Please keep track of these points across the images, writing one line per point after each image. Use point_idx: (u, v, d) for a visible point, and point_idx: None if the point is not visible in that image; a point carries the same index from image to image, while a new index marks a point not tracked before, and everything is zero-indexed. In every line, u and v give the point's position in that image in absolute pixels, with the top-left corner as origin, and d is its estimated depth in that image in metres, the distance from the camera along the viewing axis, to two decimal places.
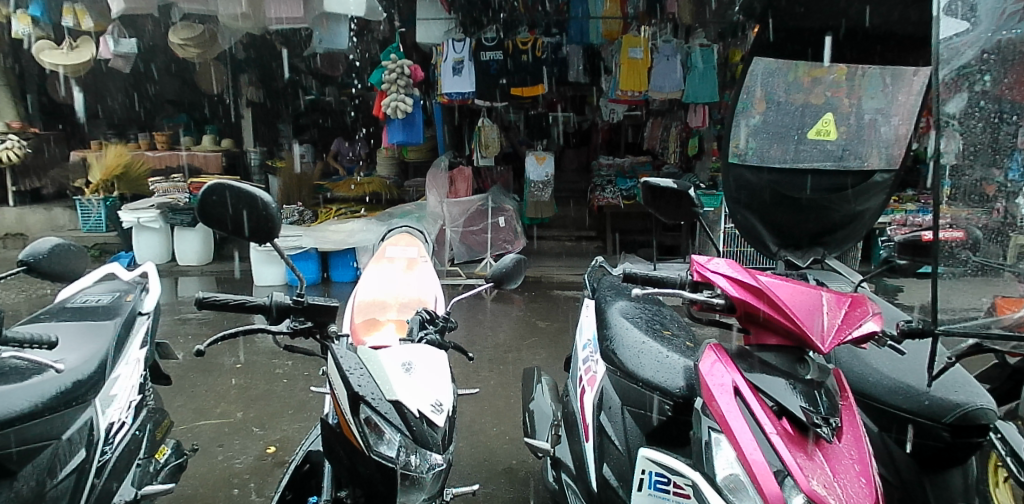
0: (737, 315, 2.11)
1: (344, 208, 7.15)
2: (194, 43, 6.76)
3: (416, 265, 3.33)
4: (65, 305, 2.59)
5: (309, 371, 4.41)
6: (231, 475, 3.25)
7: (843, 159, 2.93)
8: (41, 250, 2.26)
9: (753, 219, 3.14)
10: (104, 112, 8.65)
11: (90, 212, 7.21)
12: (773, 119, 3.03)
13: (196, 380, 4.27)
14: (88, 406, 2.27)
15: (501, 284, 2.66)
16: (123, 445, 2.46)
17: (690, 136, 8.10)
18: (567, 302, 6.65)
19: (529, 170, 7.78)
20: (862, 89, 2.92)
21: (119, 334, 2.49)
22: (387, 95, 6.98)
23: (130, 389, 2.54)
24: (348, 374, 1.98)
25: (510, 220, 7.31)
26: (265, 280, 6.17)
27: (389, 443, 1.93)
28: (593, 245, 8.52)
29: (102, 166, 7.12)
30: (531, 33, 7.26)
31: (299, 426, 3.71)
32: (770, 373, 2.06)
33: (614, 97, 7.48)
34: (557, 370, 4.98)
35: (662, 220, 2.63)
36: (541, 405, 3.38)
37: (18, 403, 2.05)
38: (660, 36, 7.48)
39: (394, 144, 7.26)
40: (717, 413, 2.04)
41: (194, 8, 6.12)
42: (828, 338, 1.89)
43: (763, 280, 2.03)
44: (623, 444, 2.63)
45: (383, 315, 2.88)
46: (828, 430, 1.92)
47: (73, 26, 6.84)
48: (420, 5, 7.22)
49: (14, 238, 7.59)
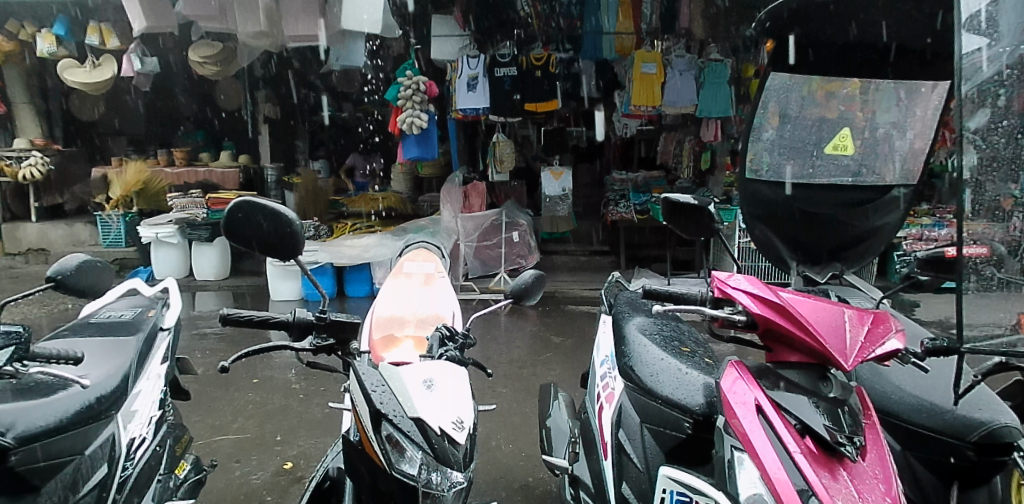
0: (759, 331, 2.09)
1: (359, 223, 7.15)
2: (213, 61, 6.83)
3: (434, 280, 3.34)
4: (88, 321, 2.62)
5: (325, 386, 4.42)
6: (248, 491, 3.25)
7: (860, 175, 2.94)
8: (69, 266, 2.18)
9: (770, 234, 3.07)
10: (125, 129, 8.76)
11: (110, 227, 7.25)
12: (789, 133, 3.03)
13: (213, 396, 4.28)
14: (110, 422, 2.28)
15: (520, 300, 2.65)
16: (144, 461, 2.45)
17: (703, 151, 8.12)
18: (582, 317, 6.62)
19: (544, 185, 7.80)
20: (877, 104, 2.89)
21: (141, 350, 2.50)
22: (403, 111, 7.02)
23: (152, 404, 2.55)
24: (370, 392, 1.97)
25: (524, 235, 7.29)
26: (281, 295, 6.19)
27: (411, 460, 1.92)
28: (607, 260, 8.50)
29: (122, 182, 7.19)
30: (545, 50, 7.29)
31: (315, 442, 3.71)
32: (793, 390, 2.04)
33: (627, 111, 7.48)
34: (574, 386, 4.97)
35: (681, 236, 2.62)
36: (558, 421, 3.34)
37: (42, 419, 2.08)
38: (674, 51, 7.48)
39: (409, 159, 7.29)
40: (739, 431, 2.01)
41: (214, 26, 6.20)
42: (851, 355, 1.87)
43: (784, 296, 2.03)
44: (643, 462, 2.62)
45: (401, 331, 2.91)
46: (853, 449, 1.90)
47: (97, 44, 6.86)
48: (435, 22, 7.29)
49: (36, 253, 7.68)
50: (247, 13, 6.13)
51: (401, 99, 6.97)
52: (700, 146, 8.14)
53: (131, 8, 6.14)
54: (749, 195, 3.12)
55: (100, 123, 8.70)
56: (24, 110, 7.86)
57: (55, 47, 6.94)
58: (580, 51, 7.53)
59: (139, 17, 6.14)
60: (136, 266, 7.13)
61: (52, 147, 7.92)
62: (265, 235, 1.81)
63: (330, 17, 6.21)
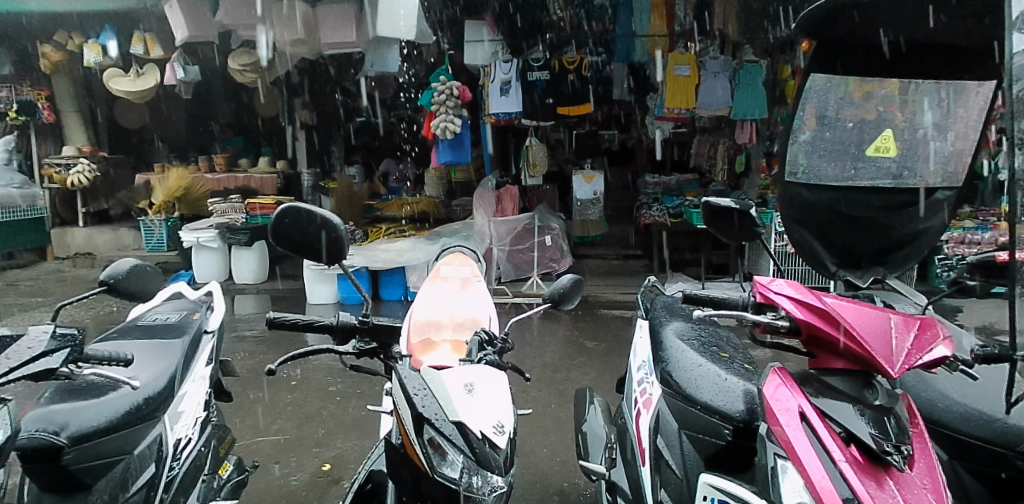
0: (802, 338, 2.05)
1: (393, 227, 7.19)
2: (252, 68, 6.95)
3: (470, 284, 3.35)
4: (135, 323, 2.68)
5: (362, 389, 4.47)
6: (288, 492, 3.29)
7: (900, 177, 2.87)
8: (121, 270, 2.23)
9: (809, 237, 3.04)
10: (167, 136, 8.98)
11: (153, 232, 7.56)
12: (826, 136, 2.92)
13: (254, 397, 4.35)
14: (157, 422, 2.33)
15: (559, 304, 2.64)
16: (189, 461, 2.51)
17: (738, 153, 8.02)
18: (615, 322, 6.57)
19: (575, 189, 7.76)
20: (918, 104, 2.77)
21: (186, 352, 2.55)
22: (437, 116, 7.07)
23: (197, 405, 2.60)
24: (413, 395, 2.00)
25: (557, 238, 7.27)
26: (317, 298, 6.27)
27: (451, 464, 1.93)
28: (640, 264, 8.44)
29: (164, 188, 7.37)
30: (578, 53, 7.25)
31: (353, 444, 3.75)
32: (836, 397, 1.98)
33: (661, 114, 7.43)
34: (609, 390, 4.94)
35: (724, 241, 2.59)
36: (594, 426, 3.30)
37: (94, 419, 2.14)
38: (708, 53, 7.40)
39: (443, 164, 7.34)
40: (782, 439, 1.98)
41: (253, 35, 6.32)
42: (897, 362, 1.83)
43: (828, 301, 1.98)
44: (682, 470, 2.57)
45: (437, 335, 2.93)
46: (901, 458, 1.83)
47: (141, 54, 7.03)
48: (467, 28, 7.21)
49: (83, 257, 7.92)
50: (285, 21, 6.24)
51: (435, 104, 7.02)
52: (734, 149, 8.05)
53: (174, 18, 6.28)
54: (787, 198, 3.05)
55: (143, 131, 8.93)
56: (72, 118, 8.11)
57: (101, 57, 7.14)
58: (612, 55, 7.49)
59: (181, 26, 6.29)
60: (178, 270, 7.29)
61: (98, 154, 8.16)
62: (308, 239, 1.84)
63: (365, 25, 6.29)
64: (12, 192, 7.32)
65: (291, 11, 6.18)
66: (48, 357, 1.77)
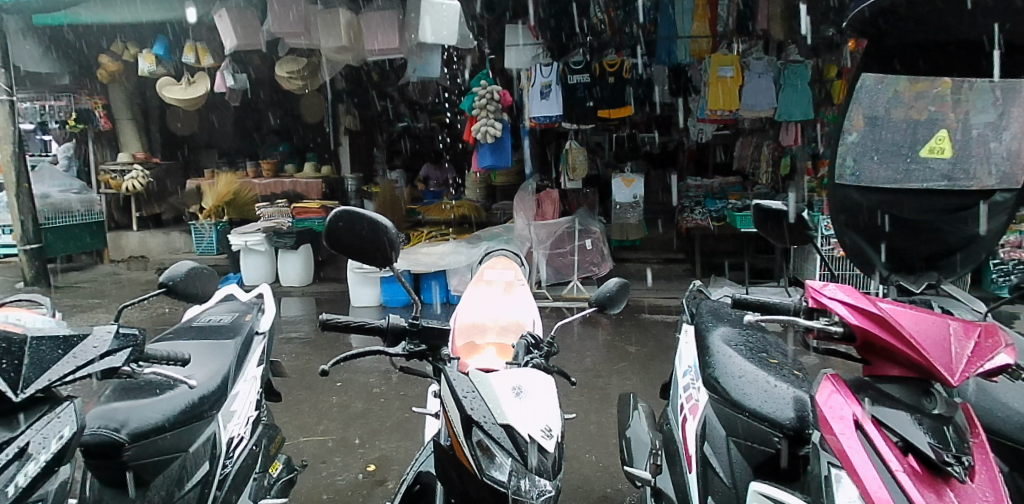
0: (857, 344, 1.99)
1: (434, 231, 7.24)
2: (298, 75, 7.09)
3: (514, 288, 3.35)
4: (190, 324, 2.75)
5: (405, 391, 4.51)
6: (335, 492, 3.33)
7: (955, 179, 2.53)
8: (178, 272, 2.30)
9: (861, 242, 2.63)
10: (216, 142, 9.23)
11: (203, 236, 7.66)
12: (873, 137, 2.60)
13: (301, 397, 4.44)
14: (211, 421, 2.38)
15: (605, 308, 2.63)
16: (242, 459, 2.56)
17: (783, 155, 7.86)
18: (657, 327, 6.49)
19: (615, 192, 7.69)
20: (972, 104, 2.50)
21: (239, 352, 2.61)
22: (478, 120, 7.10)
23: (249, 404, 2.65)
24: (460, 397, 1.98)
25: (597, 242, 7.21)
26: (360, 301, 6.37)
27: (500, 467, 1.93)
28: (681, 267, 8.33)
29: (214, 193, 7.60)
30: (619, 55, 7.19)
31: (397, 445, 3.78)
32: (892, 405, 1.93)
33: (704, 116, 7.34)
34: (652, 395, 4.88)
35: (775, 245, 2.54)
36: (639, 432, 3.25)
37: (152, 416, 2.20)
38: (752, 53, 7.27)
39: (484, 168, 7.38)
40: (836, 447, 1.91)
41: (299, 42, 6.47)
42: (958, 369, 1.75)
43: (883, 306, 1.93)
44: (730, 478, 2.52)
45: (481, 339, 2.97)
46: (961, 468, 1.77)
47: (193, 63, 7.23)
48: (508, 31, 7.16)
49: (136, 260, 8.18)
50: (330, 29, 6.36)
51: (476, 108, 7.06)
52: (779, 151, 7.90)
53: (223, 28, 6.45)
54: (835, 202, 2.68)
55: (194, 137, 9.19)
56: (127, 126, 8.39)
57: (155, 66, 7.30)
58: (653, 57, 7.46)
59: (231, 36, 6.45)
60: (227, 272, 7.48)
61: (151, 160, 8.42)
62: (360, 240, 1.86)
63: (407, 31, 6.38)
64: (69, 196, 7.74)
65: (336, 19, 6.30)
66: (112, 355, 1.80)
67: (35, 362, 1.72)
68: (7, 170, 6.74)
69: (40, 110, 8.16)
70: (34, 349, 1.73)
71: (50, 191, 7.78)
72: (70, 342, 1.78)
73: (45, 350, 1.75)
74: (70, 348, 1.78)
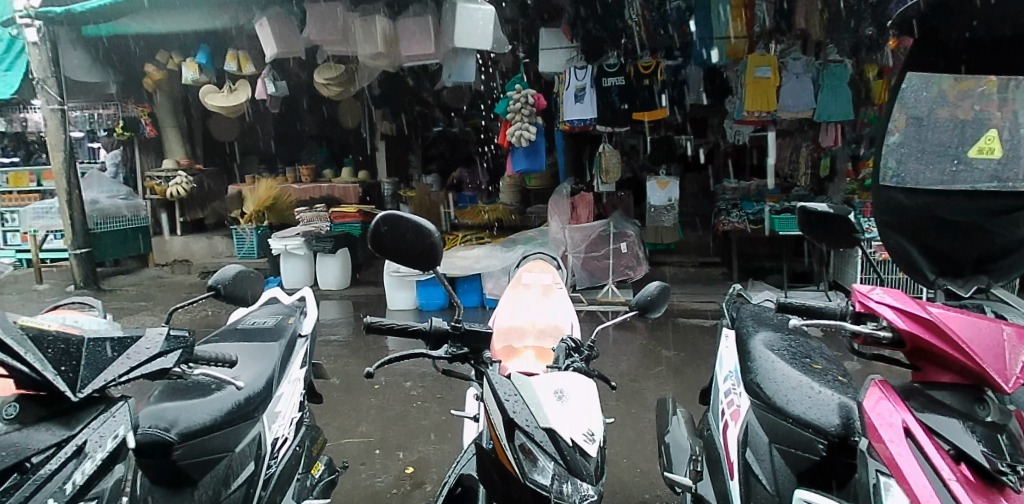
0: (906, 350, 1.93)
1: (469, 235, 7.27)
2: (336, 82, 7.18)
3: (552, 291, 3.34)
4: (235, 327, 2.80)
5: (441, 394, 4.54)
6: (373, 493, 3.36)
7: (1001, 179, 2.57)
8: (227, 276, 2.34)
9: (904, 242, 2.59)
10: (256, 149, 9.43)
11: (244, 240, 7.91)
12: (917, 136, 2.63)
13: (340, 399, 4.49)
14: (256, 422, 2.43)
15: (645, 312, 2.61)
16: (286, 459, 2.61)
17: (822, 157, 7.71)
18: (694, 331, 6.41)
19: (650, 195, 7.64)
20: (1015, 104, 2.58)
21: (283, 355, 2.66)
22: (512, 124, 7.10)
23: (292, 406, 2.70)
24: (503, 401, 1.99)
25: (632, 246, 7.13)
26: (397, 304, 6.44)
27: (542, 470, 1.92)
28: (718, 271, 8.22)
29: (255, 198, 7.69)
30: (654, 57, 7.12)
31: (434, 448, 3.80)
32: (944, 413, 1.85)
33: (740, 117, 7.23)
34: (690, 400, 4.83)
35: (821, 248, 2.48)
36: (678, 438, 3.18)
37: (201, 416, 2.24)
38: (790, 53, 7.15)
39: (518, 171, 7.39)
40: (884, 455, 1.86)
41: (338, 49, 6.58)
42: (1012, 377, 1.72)
43: (934, 311, 1.87)
44: (772, 485, 2.45)
45: (520, 343, 2.97)
46: (1017, 478, 1.69)
47: (234, 71, 7.41)
48: (542, 36, 7.32)
49: (180, 264, 8.38)
50: (367, 35, 6.44)
51: (510, 112, 7.05)
52: (818, 152, 7.76)
53: (264, 36, 6.58)
54: (880, 202, 2.65)
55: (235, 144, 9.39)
56: (172, 133, 8.61)
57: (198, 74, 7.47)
58: (688, 59, 7.38)
59: (271, 44, 6.58)
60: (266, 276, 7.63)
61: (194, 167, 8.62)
62: (409, 246, 1.88)
63: (443, 36, 6.42)
64: (117, 202, 8.06)
65: (372, 25, 6.38)
66: (163, 357, 1.87)
67: (91, 362, 1.74)
68: (59, 177, 6.97)
69: (88, 119, 8.13)
70: (89, 351, 1.74)
71: (99, 197, 8.03)
72: (123, 344, 1.81)
73: (99, 352, 1.76)
74: (125, 350, 1.81)
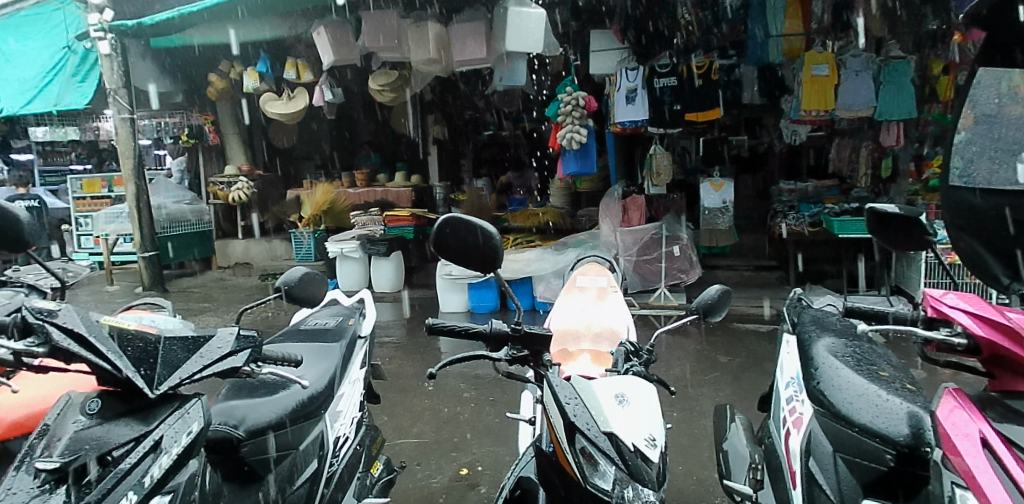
0: (982, 357, 1.87)
1: (520, 238, 7.27)
2: (389, 88, 7.28)
3: (607, 294, 3.31)
4: (298, 327, 2.87)
5: (494, 396, 4.55)
6: (429, 494, 3.39)
7: None
8: (293, 278, 2.41)
9: (979, 250, 1.94)
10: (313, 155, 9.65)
11: (301, 244, 7.89)
12: (986, 137, 2.01)
13: (396, 400, 4.55)
14: (319, 421, 2.49)
15: (706, 316, 2.57)
16: (346, 458, 2.66)
17: (883, 157, 7.44)
18: (750, 337, 6.26)
19: (704, 197, 7.53)
20: None
21: (344, 355, 2.72)
22: (563, 127, 7.08)
23: (353, 406, 2.76)
24: (563, 404, 1.97)
25: (685, 249, 7.04)
26: (449, 307, 6.48)
27: (603, 474, 1.90)
28: (774, 275, 8.02)
29: (313, 202, 7.90)
30: (707, 57, 6.98)
31: (488, 450, 3.82)
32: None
33: (797, 117, 7.03)
34: (747, 407, 4.73)
35: (892, 252, 2.41)
36: (737, 445, 3.07)
37: (269, 414, 2.31)
38: (848, 51, 6.93)
39: (569, 174, 7.36)
40: (961, 468, 1.74)
41: (391, 56, 6.69)
42: None
43: (1012, 317, 1.82)
44: (836, 495, 2.35)
45: (576, 346, 3.00)
46: None
47: (293, 78, 7.57)
48: (593, 37, 7.29)
49: (241, 267, 8.64)
50: (419, 41, 6.52)
51: (561, 115, 7.04)
52: (880, 152, 7.50)
53: (321, 44, 6.73)
54: (946, 206, 1.99)
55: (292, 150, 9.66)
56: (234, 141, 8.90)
57: (258, 83, 7.70)
58: (743, 57, 7.14)
59: (328, 52, 6.73)
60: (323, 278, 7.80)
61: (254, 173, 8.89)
62: (467, 247, 1.91)
63: (495, 40, 6.46)
64: (182, 207, 8.41)
65: (425, 32, 6.47)
66: (234, 355, 1.91)
67: (167, 362, 1.81)
68: (128, 183, 7.26)
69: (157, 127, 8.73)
70: (164, 349, 1.81)
71: (166, 202, 8.36)
72: (196, 344, 1.88)
73: (174, 351, 1.83)
74: (197, 349, 1.88)
